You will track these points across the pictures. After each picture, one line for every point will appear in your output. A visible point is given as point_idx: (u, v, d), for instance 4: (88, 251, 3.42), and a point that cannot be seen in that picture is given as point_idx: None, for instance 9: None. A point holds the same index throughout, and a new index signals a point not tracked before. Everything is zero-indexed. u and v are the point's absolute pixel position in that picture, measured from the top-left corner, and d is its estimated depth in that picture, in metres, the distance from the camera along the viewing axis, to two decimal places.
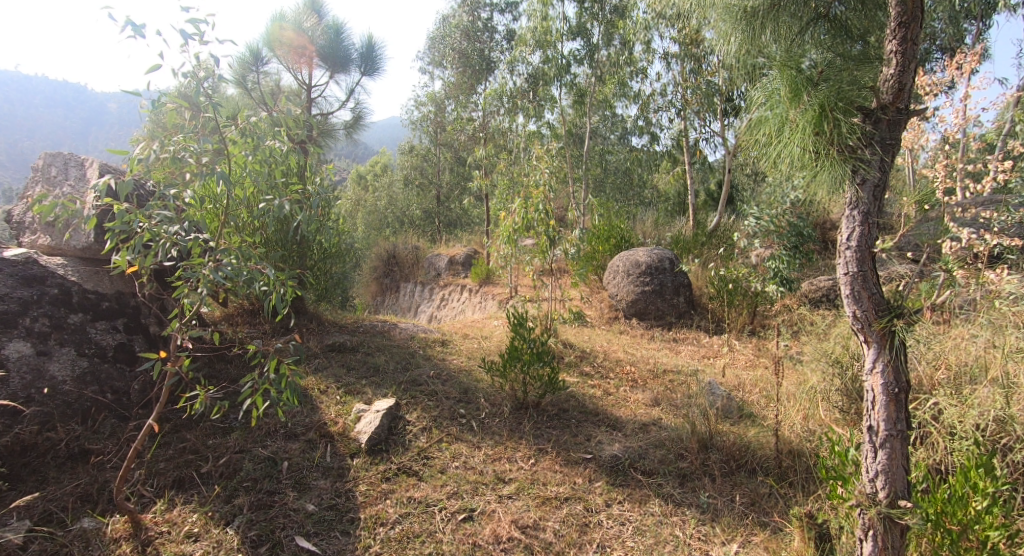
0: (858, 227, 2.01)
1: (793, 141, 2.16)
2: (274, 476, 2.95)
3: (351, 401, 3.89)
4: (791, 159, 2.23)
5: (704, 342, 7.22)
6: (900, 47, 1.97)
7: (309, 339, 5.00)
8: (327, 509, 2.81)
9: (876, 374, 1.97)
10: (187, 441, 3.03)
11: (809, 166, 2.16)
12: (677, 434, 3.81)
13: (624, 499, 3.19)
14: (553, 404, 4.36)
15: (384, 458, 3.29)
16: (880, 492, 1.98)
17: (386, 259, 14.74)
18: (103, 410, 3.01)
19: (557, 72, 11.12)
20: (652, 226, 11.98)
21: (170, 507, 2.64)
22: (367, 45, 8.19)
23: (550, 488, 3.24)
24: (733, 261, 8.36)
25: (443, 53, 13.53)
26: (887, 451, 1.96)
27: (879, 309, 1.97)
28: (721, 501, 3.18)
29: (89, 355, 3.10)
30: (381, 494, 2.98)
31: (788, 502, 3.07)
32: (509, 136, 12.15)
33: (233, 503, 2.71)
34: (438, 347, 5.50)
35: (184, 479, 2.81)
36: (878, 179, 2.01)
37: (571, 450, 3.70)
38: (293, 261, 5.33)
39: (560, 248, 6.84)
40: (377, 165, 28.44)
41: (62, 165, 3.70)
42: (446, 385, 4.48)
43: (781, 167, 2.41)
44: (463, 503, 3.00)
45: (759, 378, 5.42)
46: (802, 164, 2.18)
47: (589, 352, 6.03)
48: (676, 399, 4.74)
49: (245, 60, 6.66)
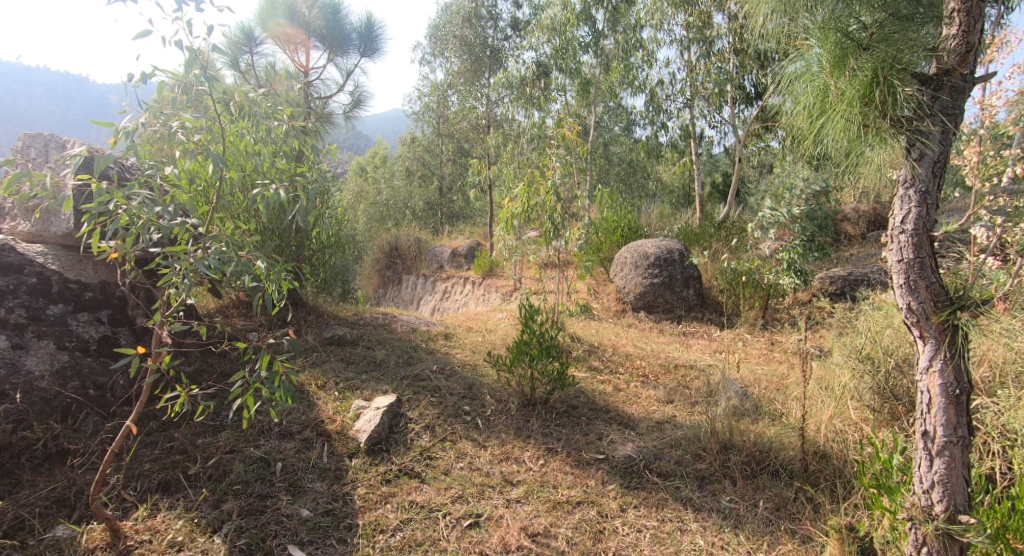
0: (915, 208, 1.80)
1: (836, 115, 1.98)
2: (267, 479, 2.76)
3: (350, 398, 3.70)
4: (832, 136, 2.06)
5: (715, 336, 7.02)
6: (964, 4, 1.77)
7: (308, 332, 4.81)
8: (323, 515, 2.61)
9: (932, 371, 1.78)
10: (175, 440, 2.85)
11: (855, 143, 1.99)
12: (694, 434, 3.61)
13: (639, 503, 3.00)
14: (563, 401, 4.17)
15: (384, 458, 3.10)
16: (936, 506, 1.81)
17: (388, 251, 14.55)
18: (85, 408, 2.81)
19: (563, 59, 10.85)
20: (658, 218, 11.75)
21: (153, 513, 2.45)
22: (367, 25, 7.95)
23: (561, 492, 3.04)
24: (744, 252, 8.14)
25: (445, 39, 13.23)
26: (945, 459, 1.78)
27: (940, 301, 1.77)
28: (744, 507, 2.98)
29: (70, 349, 2.90)
30: (381, 497, 2.79)
31: (817, 509, 2.87)
32: (513, 125, 11.89)
33: (222, 508, 2.52)
34: (441, 341, 5.31)
35: (169, 482, 2.61)
36: (938, 154, 1.81)
37: (583, 450, 3.51)
38: (290, 250, 5.13)
39: (567, 239, 6.62)
40: (378, 156, 28.20)
41: (44, 149, 3.52)
42: (450, 381, 4.29)
43: (822, 144, 2.23)
44: (469, 508, 2.81)
45: (775, 375, 5.22)
46: (847, 140, 2.00)
47: (597, 346, 5.83)
48: (690, 396, 4.55)
49: (239, 40, 6.42)
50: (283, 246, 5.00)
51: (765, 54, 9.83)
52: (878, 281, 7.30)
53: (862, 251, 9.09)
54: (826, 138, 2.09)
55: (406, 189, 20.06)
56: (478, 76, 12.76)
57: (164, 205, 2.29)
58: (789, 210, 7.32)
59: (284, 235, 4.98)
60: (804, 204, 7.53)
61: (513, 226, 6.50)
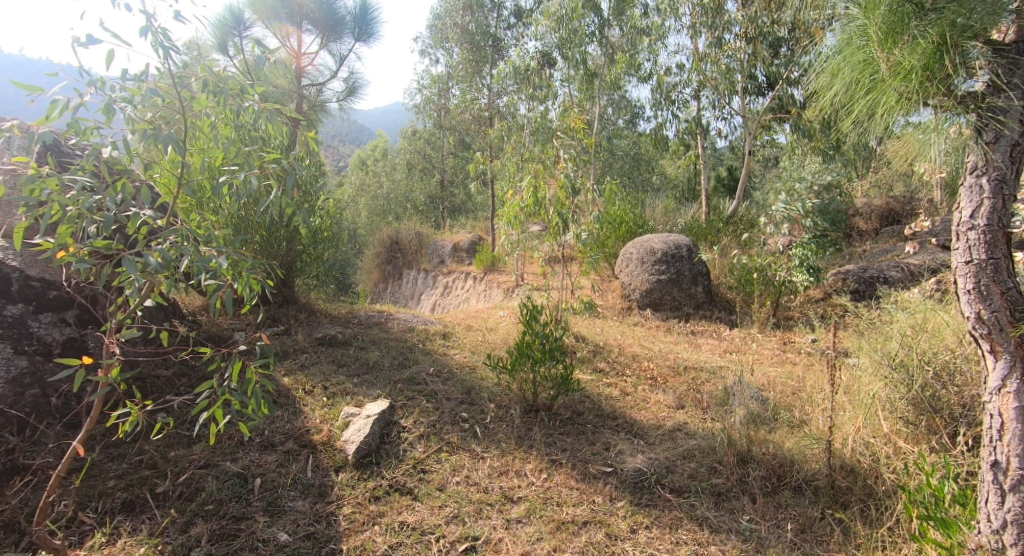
0: (989, 199, 1.88)
1: (891, 87, 1.97)
2: (243, 497, 2.51)
3: (339, 404, 3.45)
4: (888, 112, 2.04)
5: (725, 336, 6.75)
6: None
7: (298, 332, 4.56)
8: (303, 539, 2.37)
9: (989, 394, 1.91)
10: (144, 453, 2.61)
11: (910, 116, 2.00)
12: (709, 445, 3.36)
13: (652, 523, 2.74)
14: (567, 407, 3.91)
15: (374, 472, 2.85)
16: (1009, 547, 1.85)
17: (389, 246, 14.28)
18: (45, 418, 2.58)
19: (567, 47, 10.55)
20: (662, 213, 11.48)
21: (113, 539, 2.21)
22: (361, 8, 7.63)
23: (566, 510, 2.79)
24: (754, 248, 7.87)
25: (446, 29, 12.92)
26: (1020, 494, 1.83)
27: (1014, 310, 1.85)
28: (767, 529, 2.73)
29: (29, 352, 2.63)
30: (368, 518, 2.54)
31: (849, 533, 2.63)
32: (516, 117, 11.61)
33: (190, 533, 2.27)
34: (439, 341, 5.06)
35: (134, 502, 2.37)
36: (1017, 136, 1.83)
37: (589, 461, 3.25)
38: (281, 245, 4.87)
39: (572, 234, 6.35)
40: (378, 149, 27.90)
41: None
42: (446, 385, 4.04)
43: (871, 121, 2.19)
44: (465, 531, 2.56)
45: (790, 379, 4.96)
46: (902, 115, 2.00)
47: (603, 346, 5.58)
48: (702, 402, 4.29)
49: (227, 23, 6.15)
50: (272, 239, 4.75)
51: (776, 43, 9.50)
52: (894, 279, 7.02)
53: (876, 248, 8.80)
54: (879, 114, 2.08)
55: (406, 183, 19.78)
56: (480, 66, 12.45)
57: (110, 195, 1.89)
58: (803, 204, 7.04)
59: (272, 226, 4.72)
60: (818, 198, 7.25)
61: (515, 220, 6.24)
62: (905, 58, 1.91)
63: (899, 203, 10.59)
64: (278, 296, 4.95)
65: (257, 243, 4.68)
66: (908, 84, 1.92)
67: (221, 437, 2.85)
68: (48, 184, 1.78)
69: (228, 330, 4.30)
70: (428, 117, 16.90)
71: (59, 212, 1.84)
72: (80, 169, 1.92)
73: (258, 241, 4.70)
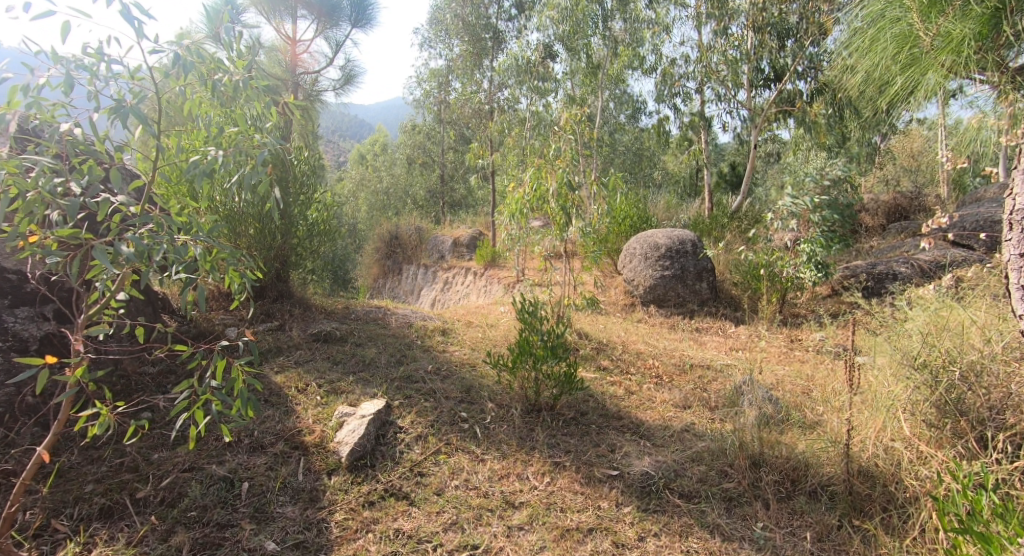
0: None
1: (942, 55, 2.31)
2: (229, 503, 2.37)
3: (333, 403, 3.31)
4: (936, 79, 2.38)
5: (731, 333, 6.61)
6: None
7: (292, 328, 4.41)
8: (292, 548, 2.23)
9: None
10: (126, 456, 2.47)
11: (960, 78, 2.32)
12: (719, 447, 3.22)
13: (660, 531, 2.60)
14: (571, 407, 3.77)
15: (368, 476, 2.71)
16: None
17: (388, 240, 14.12)
18: (21, 417, 2.44)
19: (570, 39, 10.37)
20: (665, 208, 11.33)
21: (88, 549, 2.06)
22: None
23: (570, 517, 2.65)
24: (760, 244, 7.72)
25: (446, 21, 12.74)
26: None
27: None
28: (782, 537, 2.60)
29: (5, 348, 2.49)
30: (362, 525, 2.40)
31: (870, 543, 2.50)
32: (518, 111, 11.43)
33: (170, 542, 2.13)
34: (438, 337, 4.92)
35: (112, 508, 2.23)
36: None
37: (594, 464, 3.11)
38: (276, 238, 4.73)
39: (574, 228, 6.21)
40: (378, 143, 27.70)
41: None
42: (445, 383, 3.91)
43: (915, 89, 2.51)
44: (463, 538, 2.43)
45: (799, 379, 4.82)
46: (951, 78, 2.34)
47: (606, 343, 5.44)
48: (710, 402, 4.15)
49: None
50: (266, 232, 4.60)
51: (782, 35, 9.35)
52: (903, 276, 6.88)
53: (884, 244, 8.65)
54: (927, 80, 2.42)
55: (407, 177, 19.63)
56: (481, 59, 12.29)
57: (75, 180, 1.75)
58: (811, 199, 6.89)
59: (265, 218, 4.58)
60: (825, 193, 7.10)
61: (516, 214, 6.10)
62: (957, 25, 2.23)
63: (906, 198, 10.43)
64: (273, 291, 4.81)
65: (251, 236, 4.54)
66: (959, 51, 2.26)
67: (208, 438, 2.71)
68: (4, 167, 1.66)
69: (220, 325, 4.15)
70: (428, 111, 16.73)
71: (19, 198, 1.71)
72: (43, 153, 1.78)
73: (252, 234, 4.55)
